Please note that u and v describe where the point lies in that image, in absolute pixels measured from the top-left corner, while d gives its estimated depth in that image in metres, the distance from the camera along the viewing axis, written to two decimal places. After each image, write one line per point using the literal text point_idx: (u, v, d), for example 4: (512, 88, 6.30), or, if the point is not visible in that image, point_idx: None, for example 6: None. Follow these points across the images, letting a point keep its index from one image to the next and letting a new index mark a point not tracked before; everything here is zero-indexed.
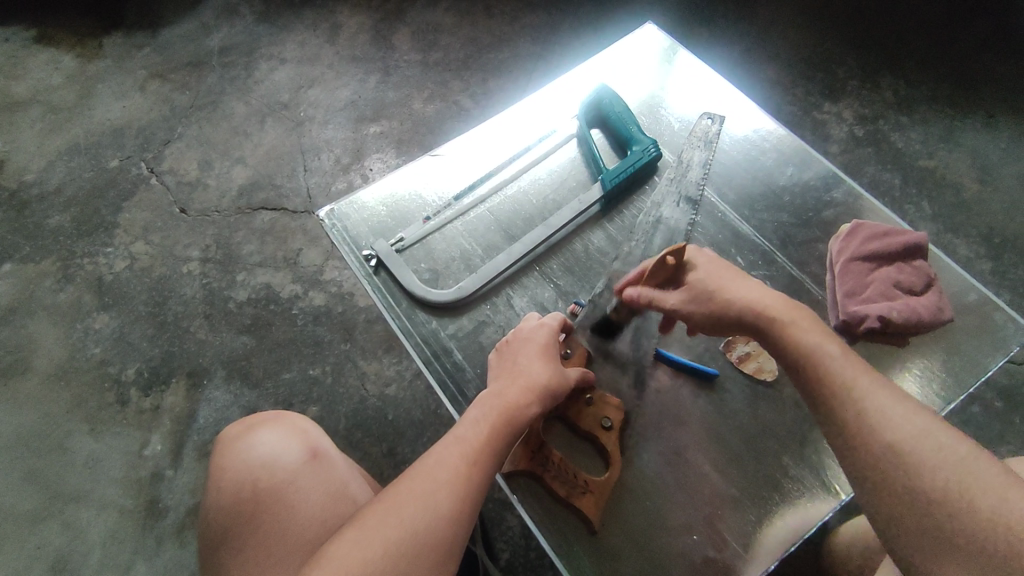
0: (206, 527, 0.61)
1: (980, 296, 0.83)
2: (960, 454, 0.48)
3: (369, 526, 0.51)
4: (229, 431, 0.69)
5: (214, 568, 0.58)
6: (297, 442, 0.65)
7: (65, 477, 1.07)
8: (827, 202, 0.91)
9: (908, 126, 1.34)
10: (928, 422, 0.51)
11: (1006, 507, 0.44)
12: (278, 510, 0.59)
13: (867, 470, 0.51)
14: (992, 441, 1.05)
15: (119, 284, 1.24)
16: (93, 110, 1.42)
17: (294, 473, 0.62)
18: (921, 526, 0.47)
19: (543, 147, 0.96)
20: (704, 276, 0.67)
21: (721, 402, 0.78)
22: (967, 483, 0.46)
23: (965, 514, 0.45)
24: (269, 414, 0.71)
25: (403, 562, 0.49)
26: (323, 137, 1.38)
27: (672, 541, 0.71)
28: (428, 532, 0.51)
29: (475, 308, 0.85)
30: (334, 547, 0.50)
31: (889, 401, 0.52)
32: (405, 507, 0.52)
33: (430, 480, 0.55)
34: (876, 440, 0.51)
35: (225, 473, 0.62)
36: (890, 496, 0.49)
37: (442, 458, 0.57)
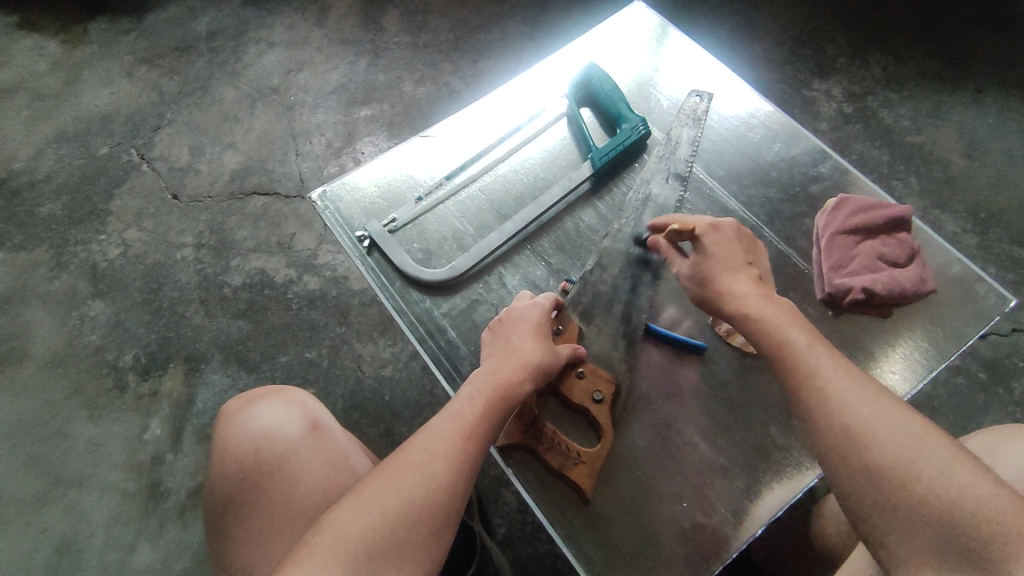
0: (210, 497, 0.63)
1: (963, 268, 0.84)
2: (919, 432, 0.50)
3: (368, 495, 0.52)
4: (230, 404, 0.70)
5: (221, 535, 0.61)
6: (297, 415, 0.66)
7: (66, 462, 1.09)
8: (814, 177, 0.92)
9: (896, 103, 1.35)
10: (885, 403, 0.53)
11: (954, 482, 0.47)
12: (281, 481, 0.61)
13: (828, 449, 0.53)
14: (975, 411, 1.07)
15: (113, 271, 1.25)
16: (81, 96, 1.41)
17: (296, 445, 0.63)
18: (876, 500, 0.49)
19: (533, 127, 0.97)
20: (708, 258, 0.68)
21: (709, 375, 0.80)
22: (917, 461, 0.48)
23: (915, 489, 0.48)
24: (268, 388, 0.72)
25: (401, 530, 0.51)
26: (314, 120, 1.38)
27: (663, 509, 0.73)
28: (427, 501, 0.53)
29: (468, 287, 0.86)
30: (335, 513, 0.51)
31: (848, 384, 0.54)
32: (403, 477, 0.54)
33: (427, 452, 0.56)
34: (835, 421, 0.53)
35: (227, 445, 0.64)
36: (847, 473, 0.51)
37: (439, 431, 0.58)
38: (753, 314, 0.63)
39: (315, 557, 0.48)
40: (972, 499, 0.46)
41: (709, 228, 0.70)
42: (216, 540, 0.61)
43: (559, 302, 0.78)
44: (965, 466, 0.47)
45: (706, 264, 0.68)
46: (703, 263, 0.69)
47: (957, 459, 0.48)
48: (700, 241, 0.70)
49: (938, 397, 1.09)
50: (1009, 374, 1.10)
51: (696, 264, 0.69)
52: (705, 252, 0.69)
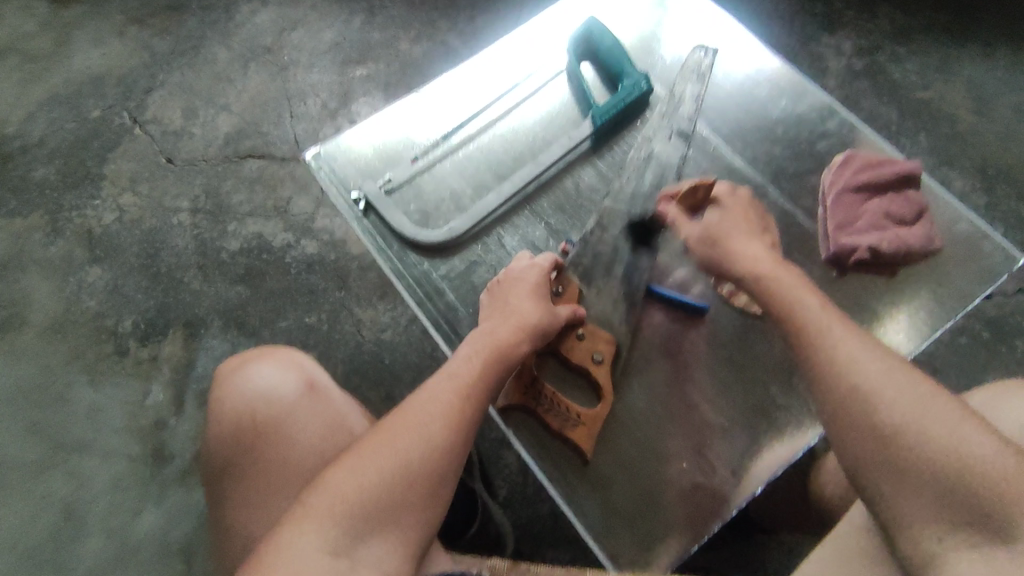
0: (208, 457, 0.63)
1: (971, 226, 0.82)
2: (919, 391, 0.50)
3: (363, 455, 0.52)
4: (227, 365, 0.70)
5: (220, 494, 0.61)
6: (294, 375, 0.66)
7: (70, 426, 1.10)
8: (821, 134, 0.90)
9: (908, 58, 1.30)
10: (894, 365, 0.52)
11: (962, 441, 0.46)
12: (278, 441, 0.61)
13: (834, 407, 0.53)
14: (976, 371, 1.07)
15: (109, 236, 1.23)
16: (69, 57, 1.37)
17: (292, 405, 0.63)
18: (881, 459, 0.49)
19: (532, 84, 0.94)
20: (719, 221, 0.72)
21: (710, 335, 0.79)
22: (926, 420, 0.48)
23: (922, 448, 0.47)
24: (264, 349, 0.72)
25: (396, 490, 0.51)
26: (309, 81, 1.34)
27: (663, 469, 0.73)
28: (423, 462, 0.53)
29: (466, 249, 0.85)
30: (329, 473, 0.51)
31: (859, 347, 0.54)
32: (399, 438, 0.53)
33: (423, 413, 0.56)
34: (843, 380, 0.52)
35: (224, 405, 0.64)
36: (853, 433, 0.51)
37: (435, 392, 0.58)
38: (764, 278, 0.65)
39: (309, 517, 0.48)
40: (979, 459, 0.45)
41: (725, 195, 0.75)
42: (215, 498, 0.62)
43: (560, 264, 0.77)
44: (974, 426, 0.47)
45: (718, 226, 0.72)
46: (719, 226, 0.72)
47: (965, 419, 0.47)
48: (717, 206, 0.74)
49: (940, 358, 1.08)
50: (1012, 334, 1.09)
51: (712, 225, 0.72)
52: (722, 216, 0.73)
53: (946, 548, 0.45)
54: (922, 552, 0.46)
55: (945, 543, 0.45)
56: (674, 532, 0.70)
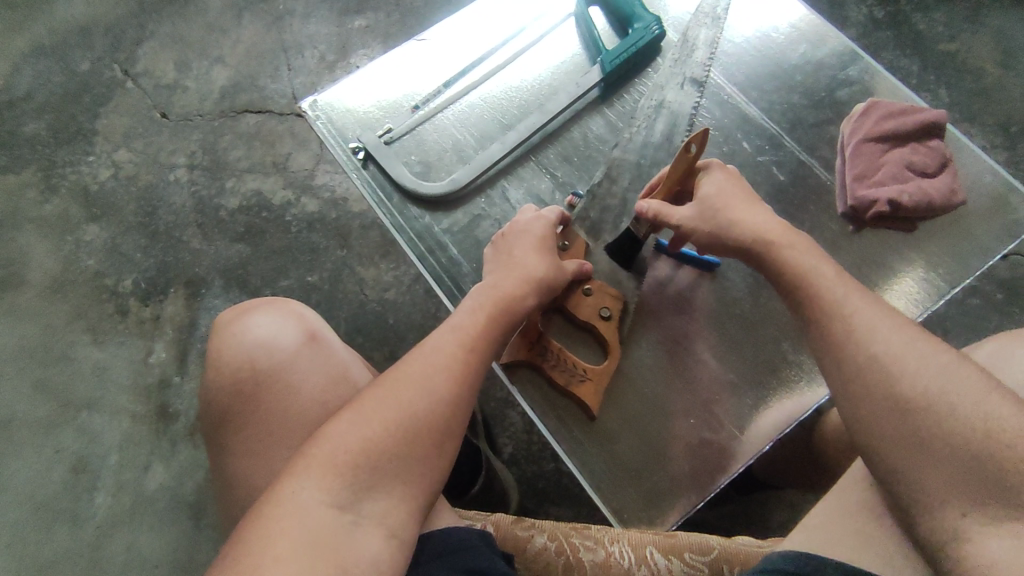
0: (206, 408, 0.62)
1: (997, 178, 0.79)
2: (945, 362, 0.45)
3: (368, 407, 0.51)
4: (224, 315, 0.68)
5: (220, 444, 0.60)
6: (293, 326, 0.64)
7: (74, 385, 1.09)
8: (841, 81, 0.85)
9: (932, 7, 1.24)
10: (915, 334, 0.48)
11: (991, 412, 0.42)
12: (277, 392, 0.60)
13: (851, 380, 0.49)
14: (989, 332, 1.05)
15: (106, 194, 1.20)
16: (54, 7, 1.32)
17: (292, 356, 0.61)
18: (901, 431, 0.45)
19: (538, 28, 0.90)
20: (712, 194, 0.66)
21: (721, 291, 0.77)
22: (951, 392, 0.44)
23: (948, 420, 0.43)
24: (263, 300, 0.70)
25: (402, 444, 0.50)
26: (305, 32, 1.29)
27: (669, 425, 0.72)
28: (428, 415, 0.51)
29: (470, 202, 0.82)
30: (332, 425, 0.50)
31: (877, 315, 0.50)
32: (402, 390, 0.52)
33: (428, 366, 0.54)
34: (861, 350, 0.49)
35: (222, 355, 0.62)
36: (870, 404, 0.47)
37: (439, 344, 0.56)
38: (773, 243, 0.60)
39: (313, 469, 0.47)
40: (1010, 430, 0.41)
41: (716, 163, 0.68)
42: (215, 449, 0.61)
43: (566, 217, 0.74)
44: (1002, 396, 0.43)
45: (711, 201, 0.65)
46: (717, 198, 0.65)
47: (995, 389, 0.43)
48: (712, 174, 0.67)
49: (952, 318, 1.06)
50: None
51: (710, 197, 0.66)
52: (720, 184, 0.66)
53: (971, 523, 0.41)
54: (944, 527, 0.42)
55: (971, 519, 0.41)
56: (679, 488, 0.70)
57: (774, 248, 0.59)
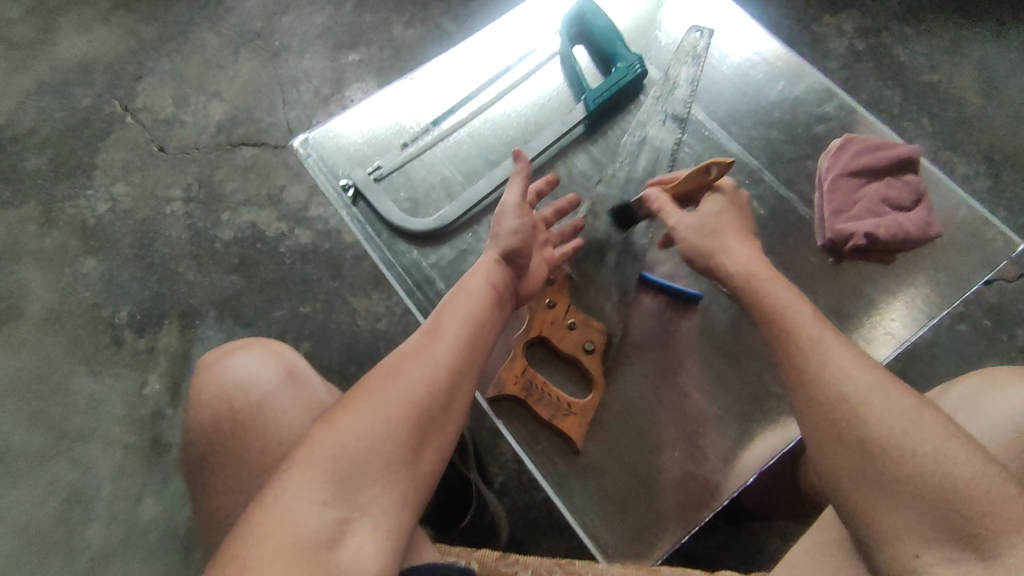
0: (188, 447, 0.63)
1: (970, 211, 0.81)
2: (906, 406, 0.47)
3: (351, 409, 0.51)
4: (207, 356, 0.69)
5: (205, 483, 0.61)
6: (272, 362, 0.65)
7: (68, 417, 1.09)
8: (819, 117, 0.88)
9: (912, 39, 1.27)
10: (882, 376, 0.50)
11: (949, 456, 0.44)
12: (258, 427, 0.61)
13: (820, 417, 0.50)
14: (977, 358, 1.06)
15: (103, 227, 1.22)
16: (57, 45, 1.35)
17: (272, 392, 0.62)
18: (866, 473, 0.46)
19: (524, 67, 0.92)
20: (714, 214, 0.68)
21: (704, 323, 0.78)
22: (911, 435, 0.46)
23: (907, 464, 0.45)
24: (247, 339, 0.71)
25: (388, 441, 0.50)
26: (301, 67, 1.32)
27: (655, 458, 0.72)
28: (412, 409, 0.52)
29: (457, 237, 0.84)
30: (317, 431, 0.49)
31: (846, 356, 0.52)
32: (390, 391, 0.52)
33: (410, 362, 0.54)
34: (831, 391, 0.50)
35: (202, 395, 0.64)
36: (840, 445, 0.48)
37: (428, 344, 0.56)
38: (758, 282, 0.62)
39: (299, 474, 0.47)
40: (966, 476, 0.43)
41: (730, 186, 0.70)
42: (200, 488, 0.62)
43: (523, 155, 0.71)
44: (961, 442, 0.45)
45: (711, 220, 0.68)
46: (716, 221, 0.68)
47: (952, 434, 0.46)
48: (722, 195, 0.69)
49: (941, 345, 1.07)
50: (1013, 321, 1.08)
51: (706, 220, 0.68)
52: (720, 207, 0.68)
53: (924, 563, 0.43)
54: (900, 564, 0.44)
55: (923, 558, 0.43)
56: (665, 522, 0.70)
57: (757, 288, 0.61)
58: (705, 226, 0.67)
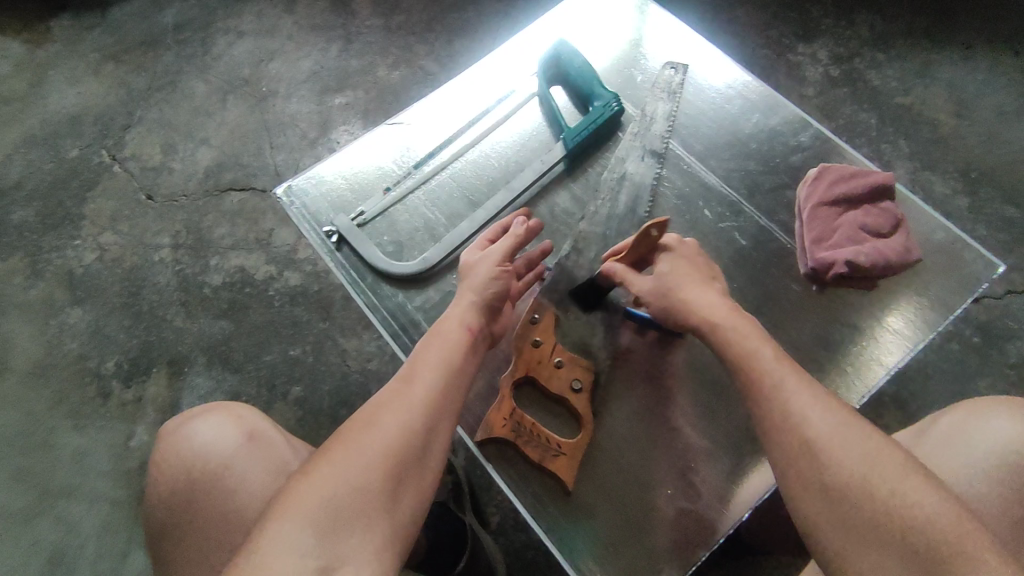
0: (149, 520, 0.64)
1: (948, 235, 0.82)
2: (867, 450, 0.49)
3: (329, 458, 0.50)
4: (169, 424, 0.70)
5: (167, 558, 0.62)
6: (232, 427, 0.66)
7: (55, 472, 1.07)
8: (795, 147, 0.89)
9: (884, 63, 1.30)
10: (845, 418, 0.52)
11: (911, 499, 0.46)
12: (214, 494, 0.62)
13: (788, 462, 0.52)
14: (971, 376, 1.06)
15: (90, 276, 1.22)
16: (47, 98, 1.37)
17: (232, 457, 0.64)
18: (832, 516, 0.48)
19: (503, 109, 0.94)
20: (669, 271, 0.69)
21: (692, 357, 0.78)
22: (873, 476, 0.48)
23: (871, 507, 0.47)
24: (210, 405, 0.73)
25: (366, 484, 0.49)
26: (288, 111, 1.34)
27: (648, 497, 0.71)
28: (391, 454, 0.52)
29: (441, 279, 0.84)
30: (295, 482, 0.49)
31: (809, 398, 0.54)
32: (364, 438, 0.52)
33: (385, 408, 0.55)
34: (796, 433, 0.52)
35: (162, 463, 0.65)
36: (805, 489, 0.50)
37: (400, 390, 0.57)
38: (721, 321, 0.63)
39: (277, 524, 0.46)
40: (924, 517, 0.45)
41: (675, 243, 0.71)
42: (161, 562, 0.62)
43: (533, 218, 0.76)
44: (922, 483, 0.47)
45: (666, 277, 0.69)
46: (671, 277, 0.69)
47: (912, 474, 0.47)
48: (669, 253, 0.70)
49: (933, 365, 1.07)
50: (1002, 337, 1.08)
51: (663, 277, 0.69)
52: (671, 264, 0.69)
53: None
54: None
55: None
56: (661, 563, 0.68)
57: (719, 329, 0.62)
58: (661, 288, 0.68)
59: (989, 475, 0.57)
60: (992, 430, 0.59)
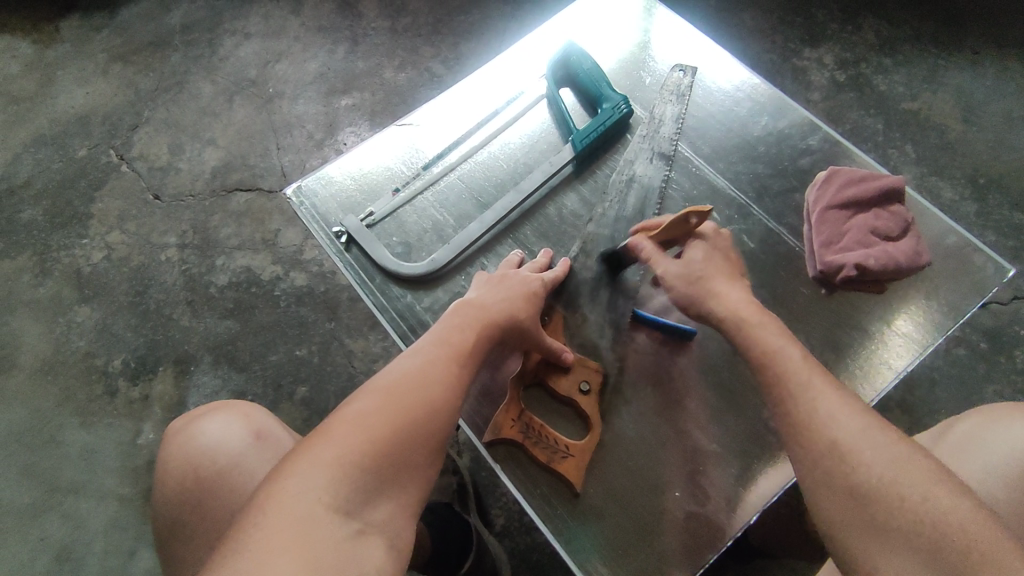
0: (157, 518, 0.64)
1: (958, 239, 0.82)
2: (895, 454, 0.49)
3: (365, 407, 0.53)
4: (177, 423, 0.71)
5: (173, 558, 0.62)
6: (241, 426, 0.67)
7: (61, 470, 1.08)
8: (804, 150, 0.89)
9: (891, 69, 1.30)
10: (872, 424, 0.52)
11: (940, 503, 0.46)
12: (225, 493, 0.62)
13: (814, 464, 0.52)
14: (977, 382, 1.06)
15: (98, 275, 1.22)
16: (55, 97, 1.38)
17: (240, 456, 0.64)
18: (857, 520, 0.48)
19: (511, 110, 0.94)
20: (701, 259, 0.70)
21: (700, 359, 0.78)
22: (900, 478, 0.48)
23: (899, 510, 0.47)
24: (219, 402, 0.73)
25: (397, 443, 0.52)
26: (294, 112, 1.34)
27: (656, 499, 0.71)
28: (425, 423, 0.54)
29: (450, 280, 0.84)
30: (330, 424, 0.51)
31: (837, 403, 0.54)
32: (403, 398, 0.54)
33: (425, 375, 0.58)
34: (821, 437, 0.52)
35: (171, 462, 0.65)
36: (831, 494, 0.50)
37: (434, 360, 0.60)
38: (746, 318, 0.64)
39: (317, 468, 0.47)
40: (950, 522, 0.44)
41: (711, 232, 0.71)
42: (169, 562, 0.63)
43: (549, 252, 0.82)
44: (949, 488, 0.46)
45: (698, 265, 0.69)
46: (702, 268, 0.69)
47: (939, 479, 0.47)
48: (704, 242, 0.71)
49: (939, 370, 1.07)
50: (1010, 343, 1.08)
51: (694, 265, 0.69)
52: (705, 253, 0.70)
53: None
54: None
55: None
56: (671, 565, 0.68)
57: (747, 327, 0.63)
58: (690, 275, 0.69)
59: (1007, 482, 0.57)
60: (1009, 436, 0.59)
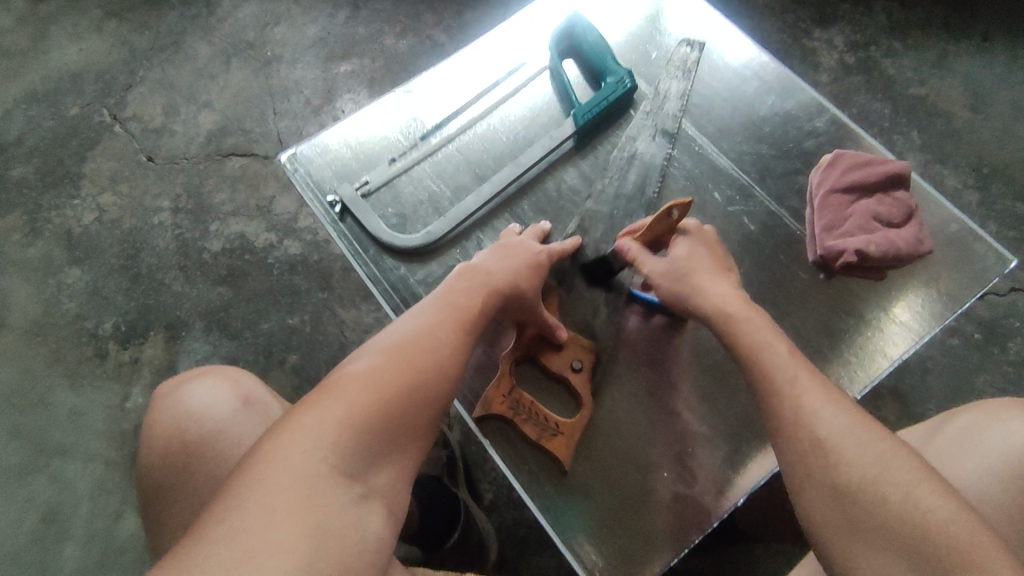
0: (142, 482, 0.64)
1: (961, 227, 0.80)
2: (880, 452, 0.49)
3: (369, 366, 0.52)
4: (164, 388, 0.70)
5: (159, 522, 0.62)
6: (228, 392, 0.66)
7: (50, 431, 1.07)
8: (810, 132, 0.87)
9: (901, 53, 1.28)
10: (858, 421, 0.51)
11: (925, 504, 0.45)
12: (211, 458, 0.62)
13: (798, 461, 0.52)
14: (970, 372, 1.05)
15: (89, 237, 1.20)
16: (48, 53, 1.34)
17: (227, 422, 0.63)
18: (839, 517, 0.48)
19: (513, 81, 0.92)
20: (687, 257, 0.69)
21: (694, 341, 0.77)
22: (883, 477, 0.47)
23: (882, 508, 0.46)
24: (206, 368, 0.72)
25: (400, 402, 0.51)
26: (292, 77, 1.31)
27: (644, 479, 0.71)
28: (428, 386, 0.53)
29: (445, 253, 0.83)
30: (334, 383, 0.50)
31: (824, 400, 0.53)
32: (407, 359, 0.54)
33: (430, 337, 0.57)
34: (806, 434, 0.52)
35: (157, 426, 0.65)
36: (815, 489, 0.50)
37: (439, 323, 0.59)
38: (732, 313, 0.63)
39: (317, 424, 0.46)
40: (935, 522, 0.44)
41: (695, 228, 0.71)
42: (155, 526, 0.62)
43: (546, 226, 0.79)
44: (935, 489, 0.46)
45: (683, 261, 0.69)
46: (688, 262, 0.69)
47: (925, 479, 0.46)
48: (689, 238, 0.70)
49: (932, 359, 1.06)
50: (1005, 335, 1.07)
51: (680, 261, 0.69)
52: (690, 249, 0.69)
53: None
54: None
55: None
56: (656, 546, 0.68)
57: (734, 321, 0.62)
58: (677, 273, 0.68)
59: (1001, 480, 0.57)
60: (1006, 433, 0.59)
